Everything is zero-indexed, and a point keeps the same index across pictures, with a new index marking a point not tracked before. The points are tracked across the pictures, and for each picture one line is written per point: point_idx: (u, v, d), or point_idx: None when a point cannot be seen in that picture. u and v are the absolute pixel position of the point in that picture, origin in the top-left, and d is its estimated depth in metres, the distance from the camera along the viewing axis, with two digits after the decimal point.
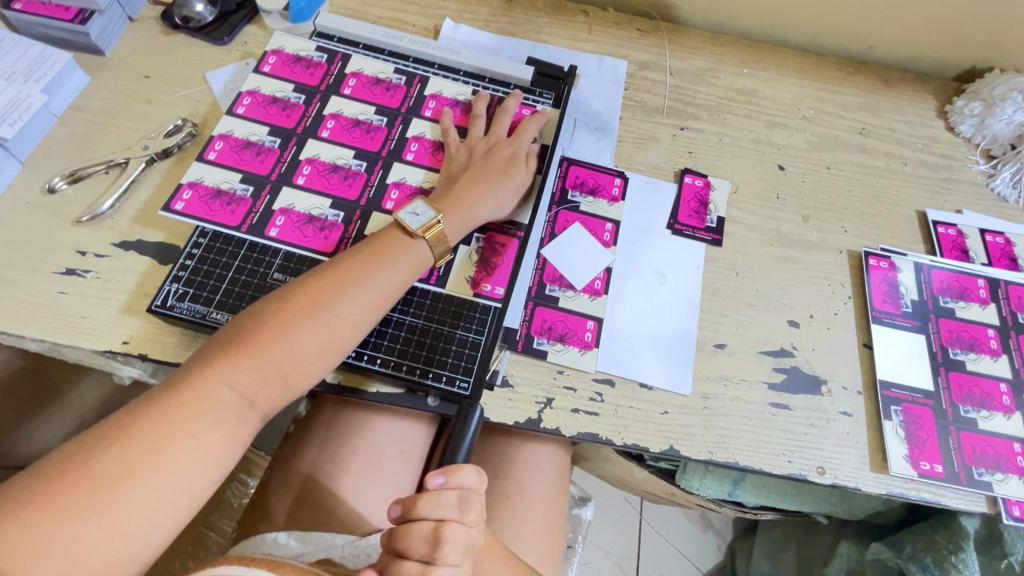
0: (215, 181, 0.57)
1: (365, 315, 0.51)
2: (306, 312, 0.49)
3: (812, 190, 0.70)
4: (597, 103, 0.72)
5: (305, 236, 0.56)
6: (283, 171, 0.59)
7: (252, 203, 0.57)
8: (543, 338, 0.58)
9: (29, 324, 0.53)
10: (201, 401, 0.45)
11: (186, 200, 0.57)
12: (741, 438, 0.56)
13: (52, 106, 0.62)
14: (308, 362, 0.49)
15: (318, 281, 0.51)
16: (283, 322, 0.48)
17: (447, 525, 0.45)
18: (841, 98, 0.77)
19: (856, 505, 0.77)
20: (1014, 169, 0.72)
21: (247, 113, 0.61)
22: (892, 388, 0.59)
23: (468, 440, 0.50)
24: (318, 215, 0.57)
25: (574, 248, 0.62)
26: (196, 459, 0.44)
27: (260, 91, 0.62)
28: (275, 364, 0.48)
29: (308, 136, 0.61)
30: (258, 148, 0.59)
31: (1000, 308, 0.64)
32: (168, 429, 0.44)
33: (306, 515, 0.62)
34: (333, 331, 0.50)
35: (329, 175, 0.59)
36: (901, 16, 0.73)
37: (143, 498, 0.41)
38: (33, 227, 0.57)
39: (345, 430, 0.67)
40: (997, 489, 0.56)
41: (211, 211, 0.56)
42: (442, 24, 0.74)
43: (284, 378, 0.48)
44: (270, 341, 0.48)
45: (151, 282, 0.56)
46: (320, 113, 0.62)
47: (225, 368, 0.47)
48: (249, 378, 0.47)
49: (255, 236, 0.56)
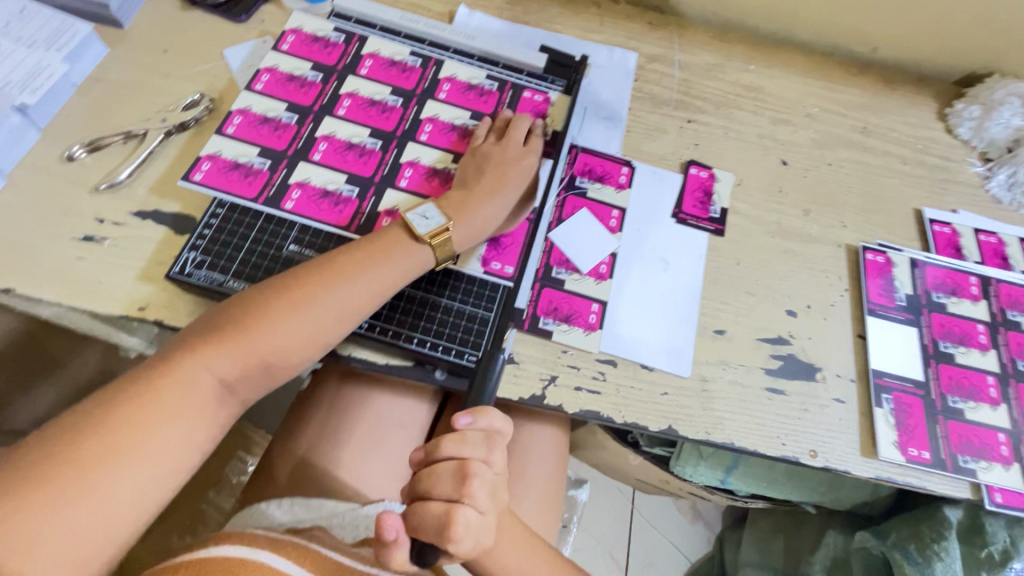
0: (233, 154, 0.59)
1: (354, 311, 0.52)
2: (294, 304, 0.50)
3: (813, 186, 0.72)
4: (606, 93, 0.73)
5: (321, 210, 0.58)
6: (300, 146, 0.60)
7: (269, 175, 0.58)
8: (549, 318, 0.59)
9: (48, 287, 0.54)
10: (182, 387, 0.46)
11: (205, 171, 0.58)
12: (736, 421, 0.58)
13: (72, 77, 0.63)
14: (292, 353, 0.50)
15: (308, 274, 0.51)
16: (271, 314, 0.49)
17: (473, 462, 0.46)
18: (845, 98, 0.79)
19: (844, 495, 0.80)
20: (1009, 172, 0.74)
21: (266, 89, 0.62)
22: (883, 376, 0.62)
23: (493, 383, 0.51)
24: (334, 189, 0.59)
25: (580, 231, 0.64)
26: (179, 443, 0.45)
27: (278, 68, 0.64)
28: (259, 353, 0.49)
29: (325, 114, 0.62)
30: (276, 123, 0.61)
31: (990, 304, 0.66)
32: (152, 411, 0.44)
33: (308, 483, 0.64)
34: (319, 325, 0.50)
35: (345, 153, 0.60)
36: (907, 19, 0.74)
37: (131, 479, 0.42)
38: (51, 195, 0.58)
39: (348, 402, 0.68)
40: (981, 476, 0.58)
41: (229, 182, 0.57)
42: (456, 10, 0.76)
43: (267, 367, 0.50)
44: (255, 331, 0.48)
45: (168, 251, 0.57)
46: (337, 91, 0.63)
47: (210, 355, 0.47)
48: (230, 365, 0.48)
49: (271, 208, 0.57)
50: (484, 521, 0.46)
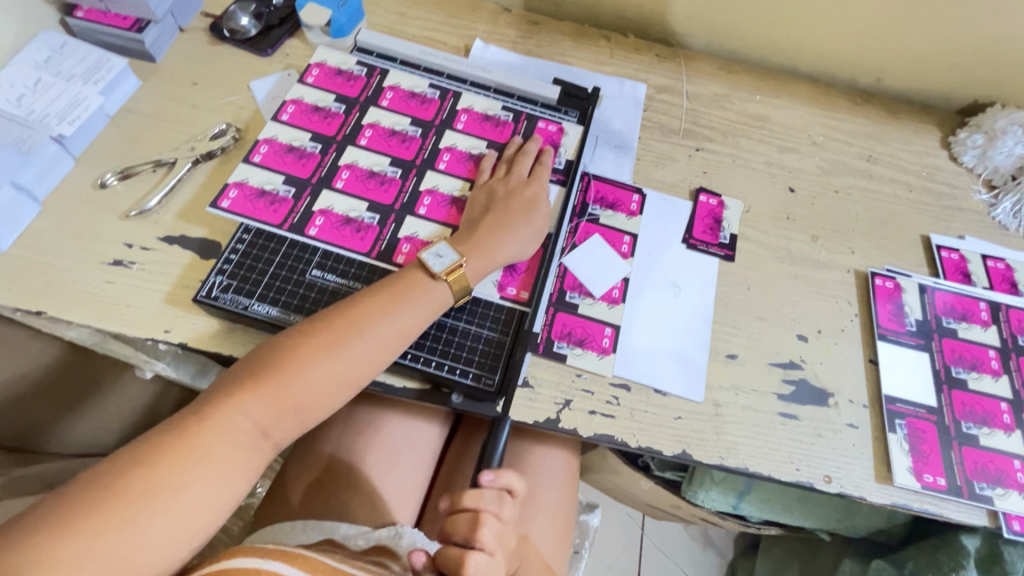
0: (259, 182, 0.61)
1: (381, 351, 0.53)
2: (324, 347, 0.51)
3: (820, 212, 0.73)
4: (617, 123, 0.75)
5: (343, 237, 0.59)
6: (323, 175, 0.62)
7: (294, 203, 0.60)
8: (563, 342, 0.60)
9: (78, 309, 0.55)
10: (219, 431, 0.47)
11: (232, 198, 0.60)
12: (751, 446, 0.58)
13: (106, 108, 0.66)
14: (322, 395, 0.51)
15: (337, 315, 0.52)
16: (301, 356, 0.50)
17: (485, 515, 0.52)
18: (849, 127, 0.81)
19: (858, 522, 0.79)
20: (1014, 199, 0.75)
21: (291, 120, 0.65)
22: (897, 402, 0.62)
23: (499, 449, 0.56)
24: (355, 217, 0.61)
25: (590, 254, 0.65)
26: (214, 484, 0.45)
27: (303, 100, 0.66)
28: (291, 396, 0.50)
29: (348, 144, 0.64)
30: (301, 153, 0.63)
31: (1000, 330, 0.66)
32: (190, 452, 0.45)
33: (322, 504, 0.64)
34: (349, 367, 0.51)
35: (366, 181, 0.62)
36: (909, 51, 0.77)
37: (168, 517, 0.43)
38: (85, 220, 0.60)
39: (361, 425, 0.69)
40: (998, 504, 0.58)
41: (255, 209, 0.59)
42: (472, 44, 0.79)
43: (298, 410, 0.50)
44: (287, 374, 0.49)
45: (193, 275, 0.59)
46: (359, 122, 0.66)
47: (243, 399, 0.48)
48: (265, 409, 0.49)
49: (296, 234, 0.59)
50: (495, 568, 0.51)
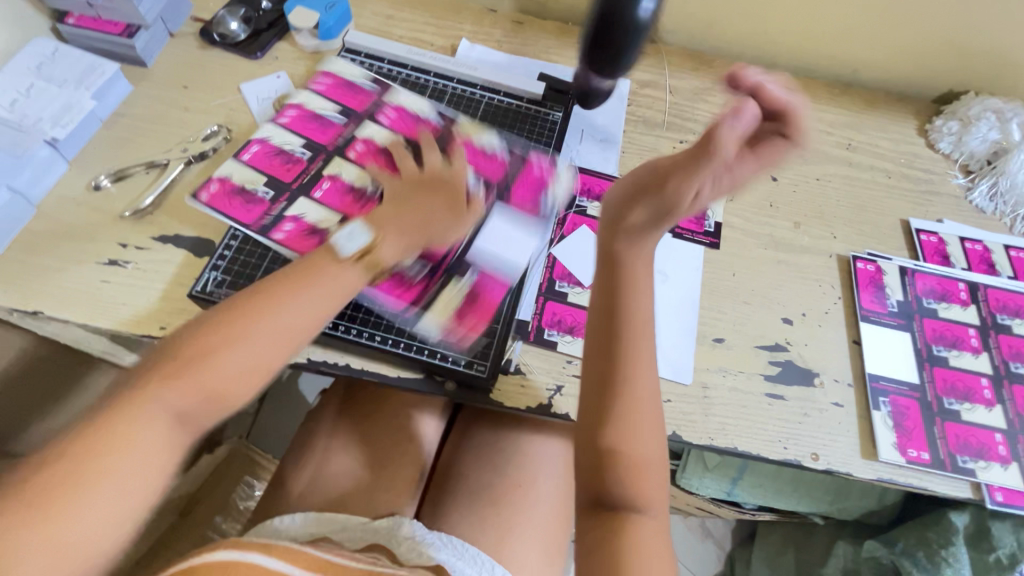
0: (241, 180, 0.62)
1: (293, 331, 0.49)
2: (231, 332, 0.47)
3: (802, 200, 0.75)
4: (601, 118, 0.77)
5: (305, 248, 0.59)
6: (304, 181, 0.63)
7: (269, 206, 0.61)
8: (554, 330, 0.62)
9: (74, 308, 0.56)
10: (128, 418, 0.43)
11: (211, 191, 0.61)
12: (739, 426, 0.60)
13: (98, 112, 0.67)
14: (239, 380, 0.47)
15: (281, 285, 0.50)
16: (235, 330, 0.47)
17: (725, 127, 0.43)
18: (829, 117, 0.83)
19: (850, 505, 0.81)
20: (990, 183, 0.77)
21: (289, 124, 0.66)
22: (880, 380, 0.63)
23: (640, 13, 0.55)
24: (323, 228, 0.60)
25: (500, 244, 0.62)
26: (137, 467, 0.43)
27: (306, 106, 0.68)
28: (204, 384, 0.46)
29: (337, 155, 0.65)
30: (289, 157, 0.64)
31: (980, 309, 0.68)
32: (107, 437, 0.42)
33: (319, 497, 0.65)
34: (263, 350, 0.48)
35: (343, 194, 0.62)
36: (884, 42, 0.79)
37: (93, 501, 0.41)
38: (80, 222, 0.61)
39: (359, 418, 0.71)
40: (980, 476, 0.59)
41: (230, 207, 0.60)
42: (458, 43, 0.80)
43: (222, 397, 0.47)
44: (194, 362, 0.46)
45: (187, 273, 0.60)
46: (353, 134, 0.66)
47: (155, 388, 0.45)
48: (178, 397, 0.45)
49: (261, 236, 0.59)
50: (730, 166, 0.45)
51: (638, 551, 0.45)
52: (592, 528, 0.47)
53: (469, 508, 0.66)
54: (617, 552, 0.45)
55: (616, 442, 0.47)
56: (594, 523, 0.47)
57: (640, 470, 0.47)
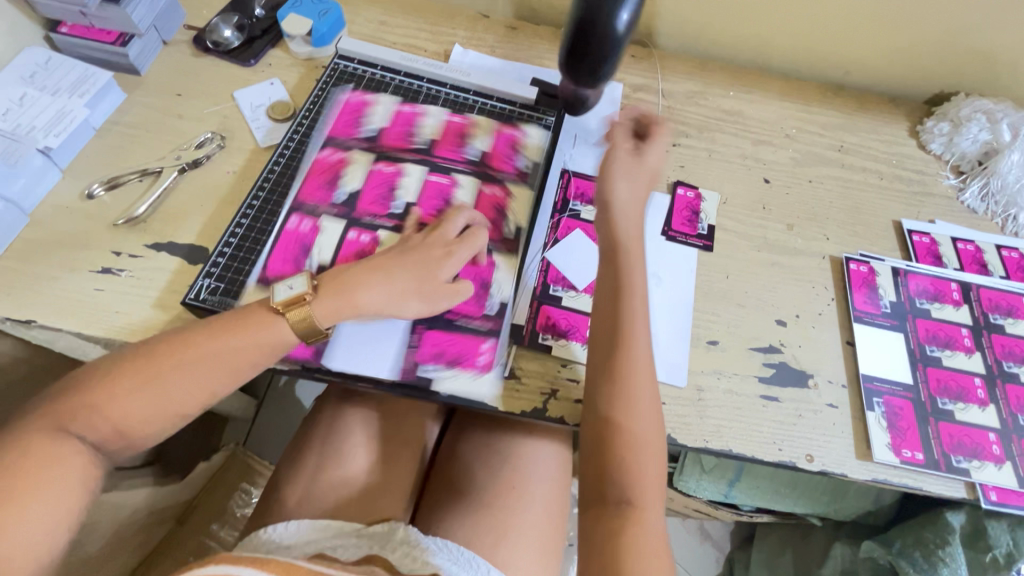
0: (378, 113, 0.70)
1: (212, 376, 0.52)
2: (150, 370, 0.50)
3: (795, 202, 0.76)
4: (594, 122, 0.77)
5: (316, 187, 0.64)
6: (388, 153, 0.68)
7: (357, 135, 0.68)
8: (548, 334, 0.62)
9: (67, 317, 0.56)
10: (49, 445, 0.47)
11: (357, 100, 0.71)
12: (734, 428, 0.60)
13: (92, 120, 0.67)
14: (149, 418, 0.50)
15: (202, 333, 0.52)
16: (151, 370, 0.50)
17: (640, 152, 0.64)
18: (820, 119, 0.83)
19: (847, 505, 0.81)
20: (981, 183, 0.78)
21: (452, 127, 0.70)
22: (874, 381, 0.64)
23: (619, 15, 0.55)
24: (339, 188, 0.65)
25: (439, 340, 0.59)
26: (54, 491, 0.46)
27: (499, 137, 0.71)
28: (116, 415, 0.49)
29: (424, 168, 0.67)
30: (412, 134, 0.69)
31: (972, 309, 0.68)
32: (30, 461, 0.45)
33: (315, 504, 0.65)
34: (176, 391, 0.50)
35: (384, 187, 0.65)
36: (873, 45, 0.79)
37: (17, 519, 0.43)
38: (73, 230, 0.61)
39: (353, 424, 0.71)
40: (975, 475, 0.59)
41: (344, 113, 0.70)
42: (452, 49, 0.81)
43: (123, 433, 0.49)
44: (112, 394, 0.49)
45: (182, 281, 0.60)
46: (456, 171, 0.68)
47: (75, 417, 0.48)
48: (95, 425, 0.48)
49: (321, 141, 0.68)
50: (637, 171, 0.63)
51: (642, 550, 0.48)
52: (596, 525, 0.51)
53: (465, 513, 0.66)
54: (621, 549, 0.48)
55: (619, 435, 0.52)
56: (600, 519, 0.51)
57: (636, 464, 0.52)
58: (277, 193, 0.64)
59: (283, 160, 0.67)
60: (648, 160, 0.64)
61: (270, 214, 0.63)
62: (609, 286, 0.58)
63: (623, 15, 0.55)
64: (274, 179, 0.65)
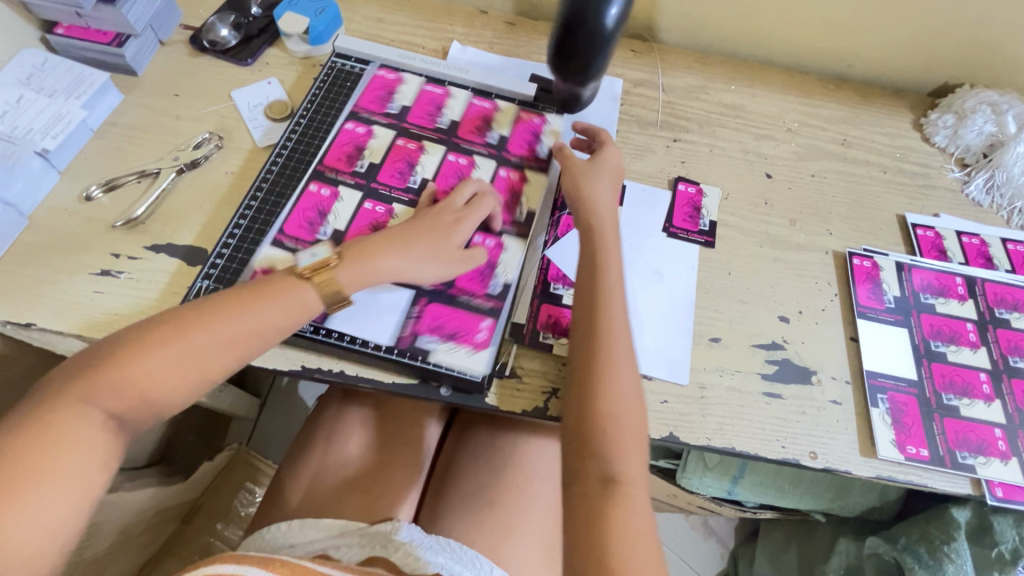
0: (403, 91, 0.71)
1: (238, 344, 0.50)
2: (173, 337, 0.48)
3: (798, 197, 0.75)
4: (594, 118, 0.77)
5: (339, 155, 0.65)
6: (411, 130, 0.68)
7: (384, 111, 0.69)
8: (549, 332, 0.61)
9: (67, 320, 0.56)
10: (65, 422, 0.44)
11: (386, 77, 0.72)
12: (737, 426, 0.60)
13: (89, 122, 0.66)
14: (172, 388, 0.48)
15: (239, 297, 0.51)
16: (182, 334, 0.48)
17: (603, 155, 0.66)
18: (823, 112, 0.82)
19: (852, 501, 0.81)
20: (986, 176, 0.77)
21: (478, 109, 0.71)
22: (878, 377, 0.63)
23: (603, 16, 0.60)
24: (362, 157, 0.66)
25: (449, 312, 0.59)
26: (77, 470, 0.43)
27: (520, 119, 0.71)
28: (138, 388, 0.46)
29: (447, 147, 0.68)
30: (436, 115, 0.70)
31: (977, 303, 0.68)
32: (49, 439, 0.43)
33: (317, 505, 0.65)
34: (199, 360, 0.48)
35: (403, 162, 0.66)
36: (877, 37, 0.78)
37: (42, 501, 0.41)
38: (72, 233, 0.61)
39: (355, 424, 0.71)
40: (981, 472, 0.59)
41: (371, 89, 0.70)
42: (450, 46, 0.80)
43: (149, 402, 0.47)
44: (131, 364, 0.46)
45: (181, 282, 0.59)
46: (475, 151, 0.68)
47: (94, 390, 0.45)
48: (115, 399, 0.46)
49: (349, 113, 0.68)
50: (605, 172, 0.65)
51: (626, 530, 0.47)
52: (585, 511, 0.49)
53: (468, 512, 0.66)
54: (604, 530, 0.47)
55: (596, 410, 0.52)
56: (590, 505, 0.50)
57: (617, 439, 0.51)
58: (275, 193, 0.64)
59: (280, 160, 0.66)
60: (608, 164, 0.65)
61: (269, 214, 0.63)
62: (586, 270, 0.59)
63: (612, 10, 0.59)
64: (272, 180, 0.65)
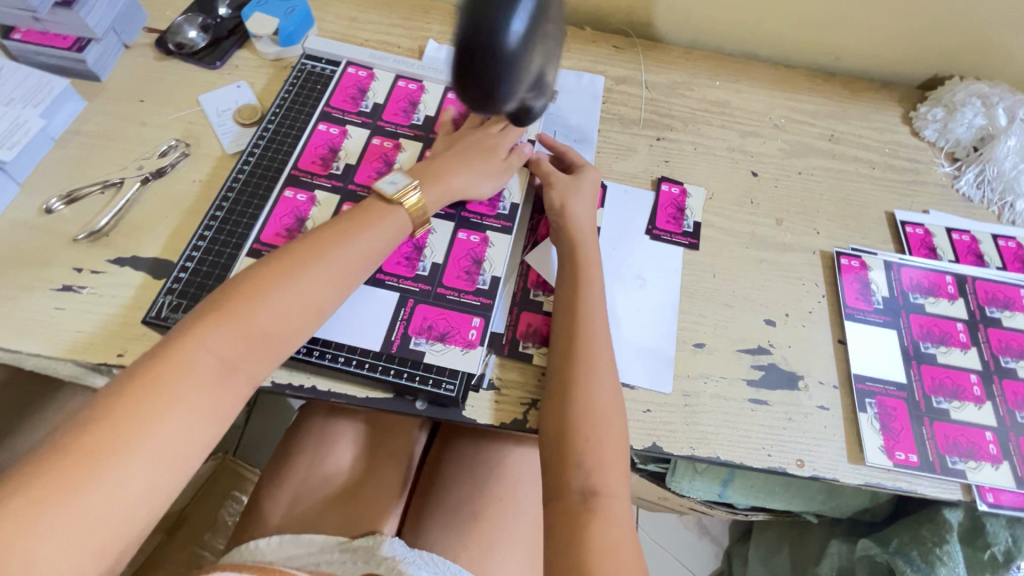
0: (376, 89, 0.69)
1: (343, 273, 0.51)
2: (282, 273, 0.49)
3: (784, 195, 0.73)
4: (575, 118, 0.75)
5: (312, 160, 0.63)
6: (387, 129, 0.67)
7: (357, 110, 0.67)
8: (528, 341, 0.60)
9: (27, 339, 0.54)
10: (186, 363, 0.43)
11: (356, 75, 0.69)
12: (722, 434, 0.58)
13: (50, 130, 0.64)
14: (291, 320, 0.48)
15: (334, 230, 0.53)
16: (293, 268, 0.49)
17: (582, 176, 0.64)
18: (810, 107, 0.80)
19: (844, 503, 0.80)
20: (976, 170, 0.75)
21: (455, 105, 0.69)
22: (866, 381, 0.62)
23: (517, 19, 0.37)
24: (337, 159, 0.64)
25: (431, 312, 0.58)
26: (208, 407, 0.43)
27: None
28: (260, 324, 0.47)
29: (425, 144, 0.66)
30: (411, 111, 0.68)
31: (968, 302, 0.66)
32: (180, 375, 0.42)
33: (296, 521, 0.63)
34: (312, 290, 0.50)
35: (381, 161, 0.64)
36: (866, 29, 0.76)
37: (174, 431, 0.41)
38: (33, 246, 0.59)
39: (336, 436, 0.70)
40: (971, 477, 0.57)
41: (342, 88, 0.68)
42: (426, 45, 0.78)
43: (267, 340, 0.47)
44: (248, 301, 0.47)
45: (145, 297, 0.57)
46: None
47: (210, 330, 0.45)
48: (231, 338, 0.45)
49: (320, 115, 0.66)
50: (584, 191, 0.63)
51: (605, 547, 0.46)
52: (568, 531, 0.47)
53: (451, 525, 0.64)
54: (585, 547, 0.46)
55: (574, 422, 0.51)
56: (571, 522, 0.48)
57: (597, 451, 0.50)
58: (243, 201, 0.62)
59: (248, 168, 0.64)
60: (586, 184, 0.63)
61: (235, 224, 0.60)
62: (565, 284, 0.57)
63: (516, 23, 0.36)
64: (239, 188, 0.63)
